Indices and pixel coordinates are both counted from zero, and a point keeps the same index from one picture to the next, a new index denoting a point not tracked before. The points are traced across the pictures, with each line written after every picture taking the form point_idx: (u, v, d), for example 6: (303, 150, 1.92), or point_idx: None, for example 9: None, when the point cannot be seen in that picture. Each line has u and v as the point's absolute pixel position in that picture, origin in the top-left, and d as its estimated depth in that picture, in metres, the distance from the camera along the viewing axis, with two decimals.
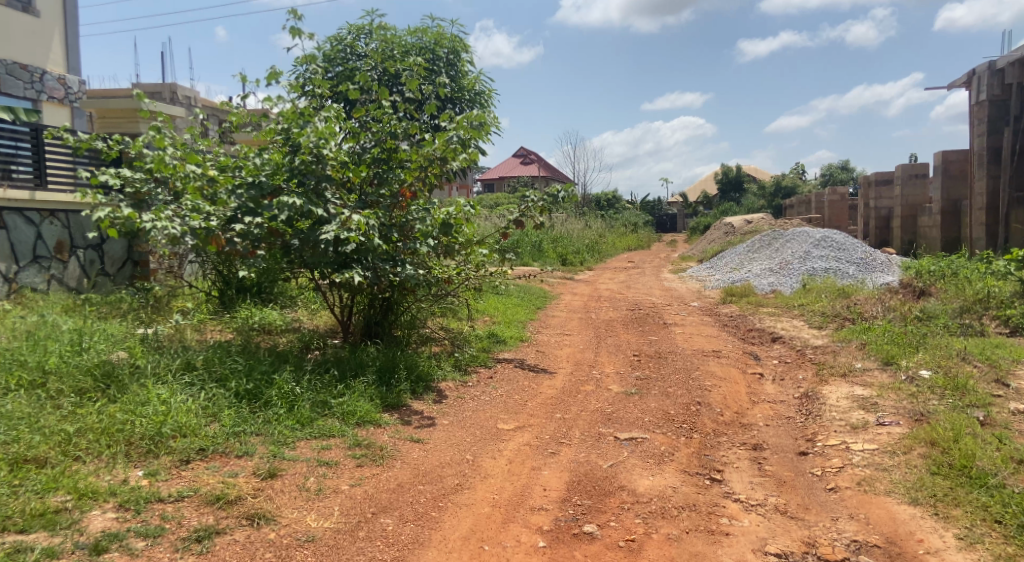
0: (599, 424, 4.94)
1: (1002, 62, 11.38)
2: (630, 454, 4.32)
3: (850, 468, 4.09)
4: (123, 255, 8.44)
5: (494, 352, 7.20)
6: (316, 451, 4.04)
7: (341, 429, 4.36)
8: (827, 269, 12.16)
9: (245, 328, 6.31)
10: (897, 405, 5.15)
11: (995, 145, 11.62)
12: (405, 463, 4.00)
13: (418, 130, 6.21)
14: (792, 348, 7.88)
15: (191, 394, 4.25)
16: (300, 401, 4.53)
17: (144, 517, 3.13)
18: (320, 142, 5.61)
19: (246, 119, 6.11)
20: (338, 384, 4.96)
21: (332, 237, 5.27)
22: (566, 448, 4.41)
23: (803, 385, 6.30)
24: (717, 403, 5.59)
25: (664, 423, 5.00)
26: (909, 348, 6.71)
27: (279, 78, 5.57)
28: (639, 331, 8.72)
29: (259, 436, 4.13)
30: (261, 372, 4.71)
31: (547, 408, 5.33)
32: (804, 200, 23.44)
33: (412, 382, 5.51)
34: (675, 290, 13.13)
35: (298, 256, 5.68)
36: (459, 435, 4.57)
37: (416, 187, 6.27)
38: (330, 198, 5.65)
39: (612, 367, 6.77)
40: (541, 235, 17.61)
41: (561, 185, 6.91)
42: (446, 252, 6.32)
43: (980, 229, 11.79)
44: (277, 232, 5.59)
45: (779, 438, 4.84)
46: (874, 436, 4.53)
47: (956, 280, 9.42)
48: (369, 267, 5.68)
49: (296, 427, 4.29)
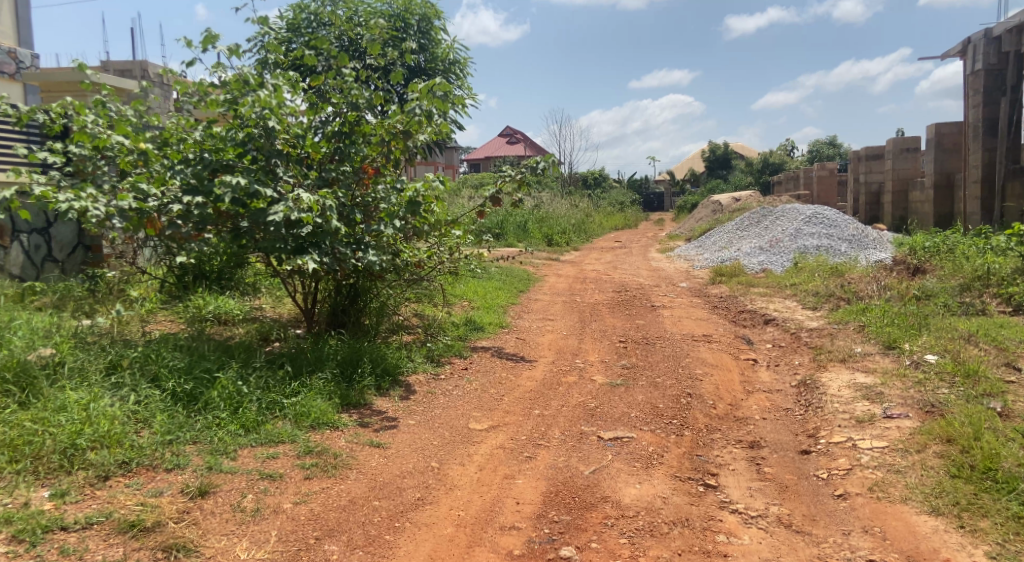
0: (581, 422, 4.48)
1: (999, 29, 10.99)
2: (615, 457, 3.88)
3: (860, 470, 3.66)
4: (74, 240, 7.78)
5: (471, 340, 6.72)
6: (260, 462, 3.56)
7: (291, 433, 3.89)
8: (818, 246, 11.77)
9: (198, 318, 5.80)
10: (904, 395, 4.74)
11: (991, 115, 11.20)
12: (361, 474, 3.53)
13: (382, 101, 5.68)
14: (786, 331, 7.46)
15: (117, 398, 3.77)
16: (246, 404, 4.04)
17: (40, 552, 2.66)
18: (266, 113, 5.02)
19: (191, 89, 5.55)
20: (292, 381, 4.48)
21: (281, 219, 4.75)
22: (543, 451, 3.96)
23: (800, 372, 5.88)
24: (710, 394, 5.15)
25: (652, 419, 4.56)
26: (911, 330, 6.30)
27: (219, 42, 5.01)
28: (625, 315, 8.28)
29: (194, 444, 3.67)
30: (203, 369, 4.22)
31: (525, 404, 4.88)
32: (792, 175, 23.04)
33: (376, 376, 5.04)
34: (663, 270, 12.69)
35: (248, 241, 5.18)
36: (425, 438, 4.11)
37: (380, 162, 5.78)
38: (280, 175, 5.15)
39: (597, 356, 6.31)
40: (526, 215, 17.11)
41: (540, 156, 6.40)
42: (414, 234, 5.86)
43: (975, 203, 11.39)
44: (225, 214, 5.10)
45: (777, 434, 4.43)
46: (883, 431, 4.10)
47: (953, 257, 9.04)
48: (327, 252, 5.15)
49: (240, 433, 3.82)
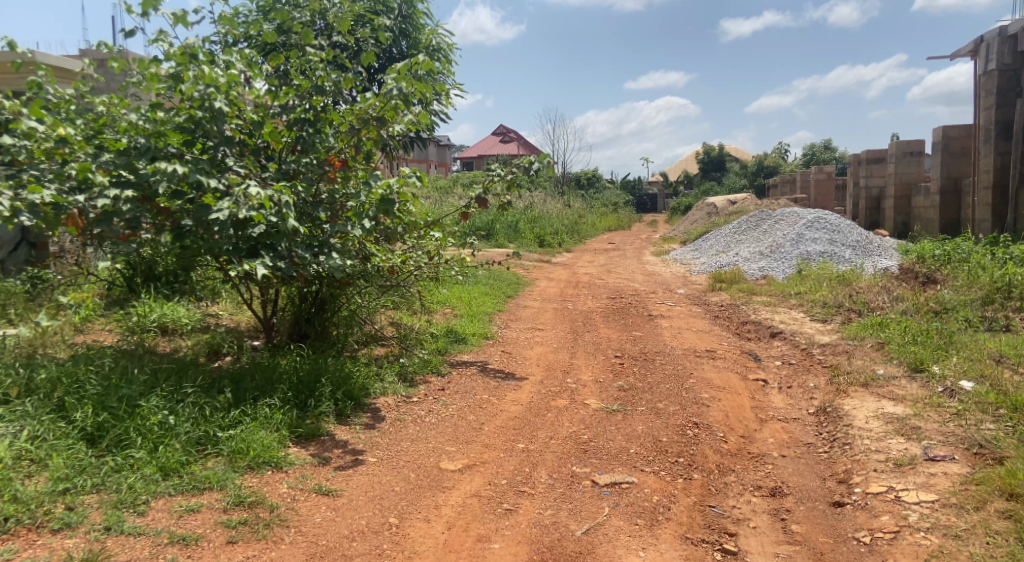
0: (572, 460, 3.83)
1: (1015, 27, 10.36)
2: (613, 510, 3.23)
3: (910, 532, 3.03)
4: (16, 236, 6.98)
5: (451, 354, 6.04)
6: (174, 518, 2.89)
7: (221, 477, 3.20)
8: (823, 253, 11.14)
9: (138, 327, 5.08)
10: (944, 431, 4.09)
11: (1005, 118, 10.58)
12: (300, 536, 2.86)
13: (351, 83, 4.92)
14: (796, 347, 6.81)
15: (5, 435, 3.10)
16: (170, 440, 3.36)
17: None
18: (210, 90, 4.26)
19: (130, 67, 4.82)
20: (232, 409, 3.78)
21: (226, 217, 4.02)
22: (527, 501, 3.30)
23: (817, 397, 5.24)
24: (719, 425, 4.50)
25: (654, 457, 3.90)
26: (935, 350, 5.68)
27: (157, 6, 4.30)
28: (621, 325, 7.63)
29: (98, 493, 3.01)
30: (122, 395, 3.52)
31: (508, 435, 4.21)
32: (789, 178, 22.51)
33: (337, 400, 4.33)
34: (659, 274, 12.06)
35: (192, 242, 4.44)
36: (386, 482, 3.44)
37: (348, 154, 4.95)
38: (229, 167, 4.41)
39: (590, 374, 5.65)
40: (517, 216, 16.44)
41: (535, 153, 5.70)
42: (387, 235, 5.13)
43: (986, 210, 10.76)
44: (164, 210, 4.37)
45: (802, 477, 3.79)
46: (927, 480, 3.47)
47: (966, 265, 8.44)
48: (283, 256, 4.41)
49: (158, 478, 3.14)
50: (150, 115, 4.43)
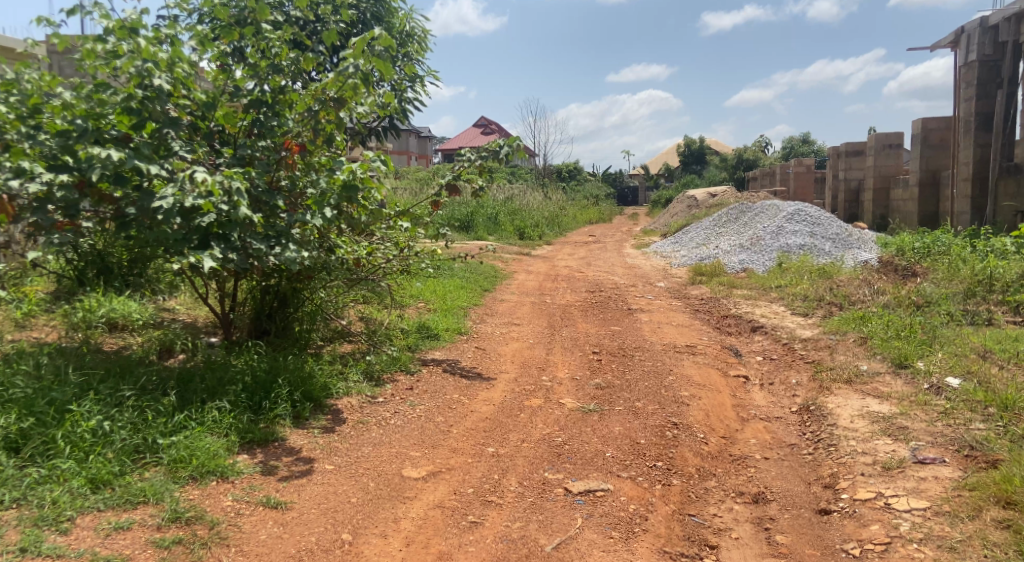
0: (544, 465, 3.60)
1: (996, 18, 10.24)
2: (587, 521, 3.01)
3: (902, 544, 2.83)
4: None
5: (422, 351, 5.77)
6: (101, 537, 2.61)
7: (158, 489, 2.92)
8: (802, 246, 11.00)
9: (84, 324, 4.75)
10: (931, 431, 3.92)
11: (985, 110, 10.52)
12: (240, 556, 2.60)
13: (311, 62, 4.63)
14: (777, 341, 6.63)
15: None
16: (103, 449, 3.07)
17: None
18: (152, 68, 3.95)
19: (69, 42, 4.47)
20: (177, 412, 3.49)
21: (170, 205, 3.73)
22: (494, 513, 3.07)
23: (800, 394, 5.06)
24: (699, 425, 4.29)
25: (631, 461, 3.68)
26: (920, 344, 5.51)
27: None
28: (600, 320, 7.41)
29: (17, 509, 2.71)
30: (52, 399, 3.22)
31: (477, 438, 3.97)
32: (768, 171, 22.46)
33: (294, 401, 4.05)
34: (639, 267, 11.87)
35: (136, 231, 4.14)
36: (342, 493, 3.18)
37: (308, 138, 4.71)
38: (176, 151, 4.11)
39: (567, 371, 5.41)
40: (497, 207, 16.12)
41: (504, 137, 5.45)
42: (350, 225, 4.84)
43: (965, 202, 10.67)
44: (106, 197, 4.06)
45: (786, 482, 3.60)
46: (918, 485, 3.28)
47: (946, 258, 8.33)
48: (236, 247, 4.11)
49: (87, 490, 2.86)
50: (91, 95, 4.11)
